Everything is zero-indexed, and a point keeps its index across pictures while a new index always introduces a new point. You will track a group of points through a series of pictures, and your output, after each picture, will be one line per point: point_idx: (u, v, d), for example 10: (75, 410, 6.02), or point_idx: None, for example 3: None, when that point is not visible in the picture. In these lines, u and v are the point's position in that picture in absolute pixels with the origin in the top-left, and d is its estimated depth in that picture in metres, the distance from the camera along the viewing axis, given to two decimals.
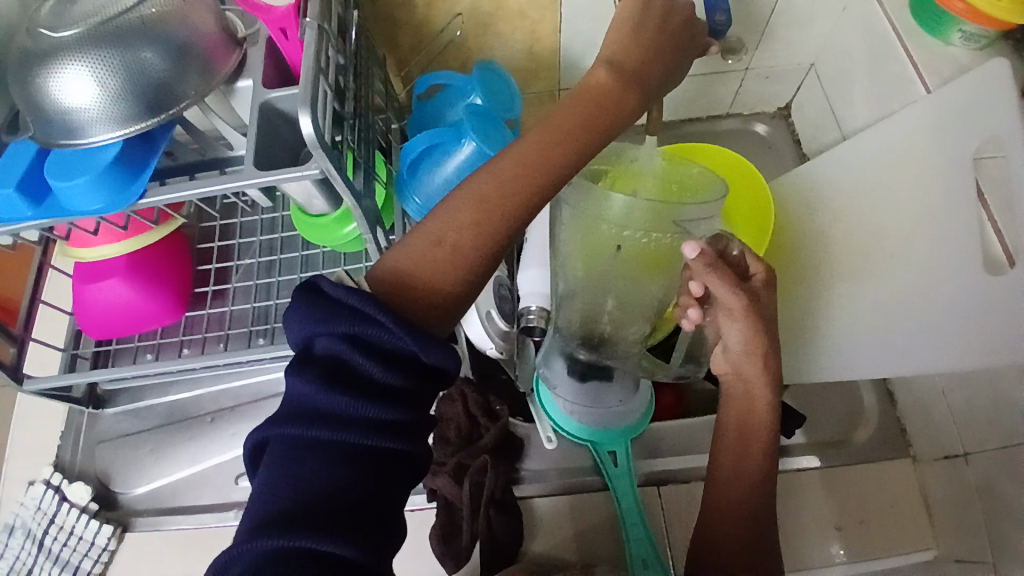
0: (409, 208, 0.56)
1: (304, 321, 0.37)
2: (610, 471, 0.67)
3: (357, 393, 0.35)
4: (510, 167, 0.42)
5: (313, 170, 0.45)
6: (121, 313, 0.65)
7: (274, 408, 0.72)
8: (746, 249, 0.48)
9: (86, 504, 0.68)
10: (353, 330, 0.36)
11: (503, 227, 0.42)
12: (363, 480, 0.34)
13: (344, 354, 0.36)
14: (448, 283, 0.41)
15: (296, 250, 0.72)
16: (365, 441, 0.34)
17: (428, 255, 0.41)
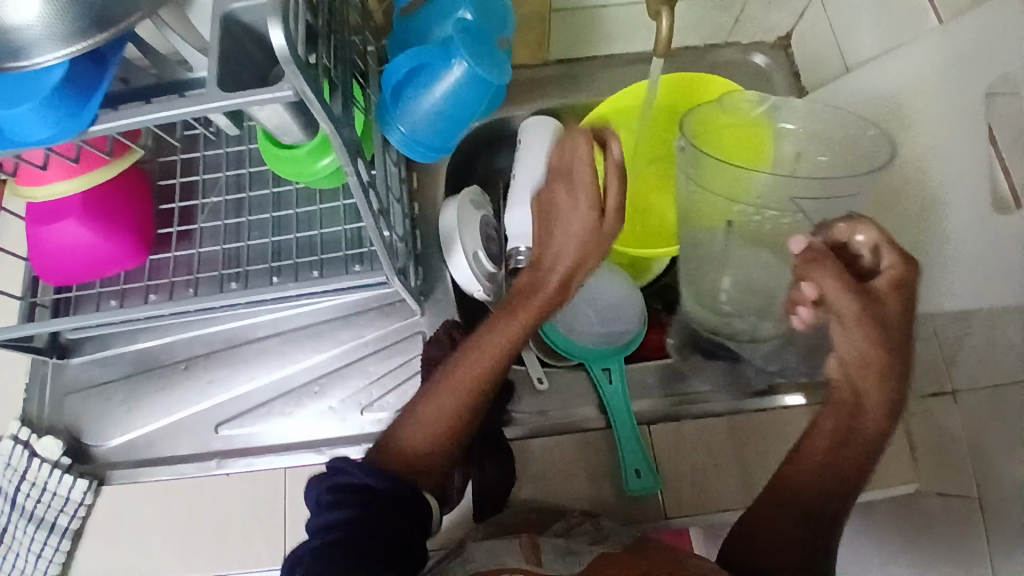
0: (393, 137, 0.52)
1: (319, 481, 0.50)
2: (605, 388, 0.67)
3: (354, 495, 0.48)
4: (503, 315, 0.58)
5: (286, 91, 0.41)
6: (81, 256, 0.62)
7: (250, 355, 0.69)
8: (879, 243, 0.50)
9: (58, 459, 0.65)
10: (346, 463, 0.50)
11: (549, 301, 0.58)
12: (370, 511, 0.48)
13: (352, 478, 0.49)
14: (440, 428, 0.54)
15: (266, 186, 0.67)
16: (370, 483, 0.49)
17: (485, 355, 0.56)
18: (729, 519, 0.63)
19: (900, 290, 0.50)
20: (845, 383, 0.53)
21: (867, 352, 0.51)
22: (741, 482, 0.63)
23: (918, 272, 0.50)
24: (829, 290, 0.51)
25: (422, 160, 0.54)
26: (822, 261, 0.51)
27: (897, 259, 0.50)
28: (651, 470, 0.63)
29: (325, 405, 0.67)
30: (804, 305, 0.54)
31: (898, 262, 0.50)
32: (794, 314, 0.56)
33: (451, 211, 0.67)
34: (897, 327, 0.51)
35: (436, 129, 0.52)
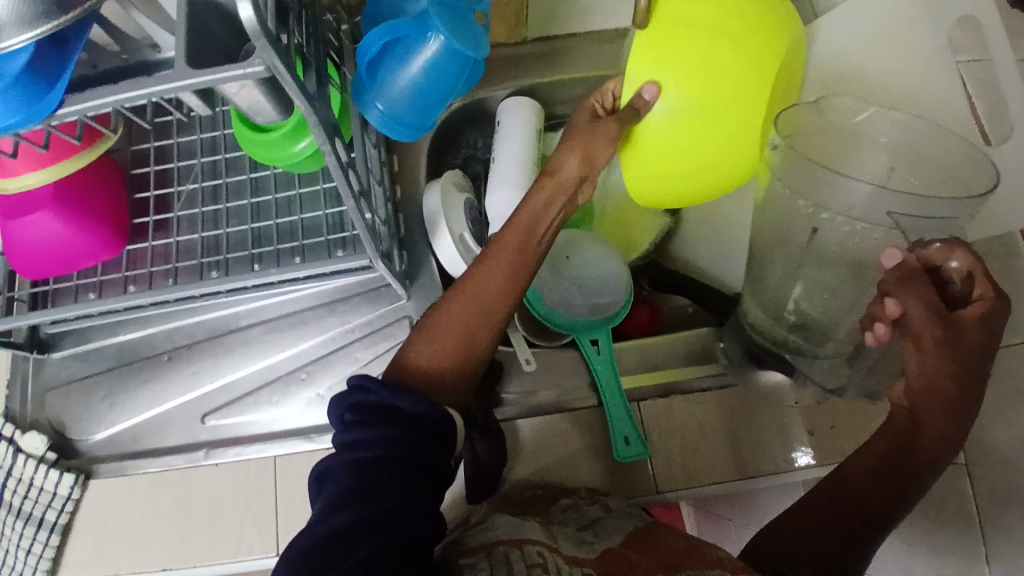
0: (371, 116, 0.51)
1: (344, 396, 0.45)
2: (593, 359, 0.66)
3: (376, 419, 0.43)
4: (511, 230, 0.50)
5: (258, 66, 0.40)
6: (53, 250, 0.60)
7: (234, 345, 0.68)
8: (972, 271, 0.45)
9: (44, 454, 0.64)
10: (373, 383, 0.44)
11: (524, 262, 0.50)
12: (397, 454, 0.42)
13: (379, 398, 0.43)
14: (459, 348, 0.48)
15: (243, 172, 0.66)
16: (394, 411, 0.43)
17: (458, 317, 0.48)
18: (719, 491, 0.64)
19: (988, 323, 0.44)
20: (909, 411, 0.48)
21: (947, 377, 0.45)
22: (731, 455, 0.64)
23: (1010, 307, 0.45)
24: (913, 312, 0.45)
25: (401, 138, 0.53)
26: (916, 279, 0.45)
27: (991, 289, 0.45)
28: (641, 438, 0.63)
29: (312, 393, 0.66)
30: (882, 323, 0.47)
31: (991, 296, 0.44)
32: (868, 329, 0.49)
33: (434, 194, 0.67)
34: (973, 359, 0.45)
35: (414, 106, 0.51)
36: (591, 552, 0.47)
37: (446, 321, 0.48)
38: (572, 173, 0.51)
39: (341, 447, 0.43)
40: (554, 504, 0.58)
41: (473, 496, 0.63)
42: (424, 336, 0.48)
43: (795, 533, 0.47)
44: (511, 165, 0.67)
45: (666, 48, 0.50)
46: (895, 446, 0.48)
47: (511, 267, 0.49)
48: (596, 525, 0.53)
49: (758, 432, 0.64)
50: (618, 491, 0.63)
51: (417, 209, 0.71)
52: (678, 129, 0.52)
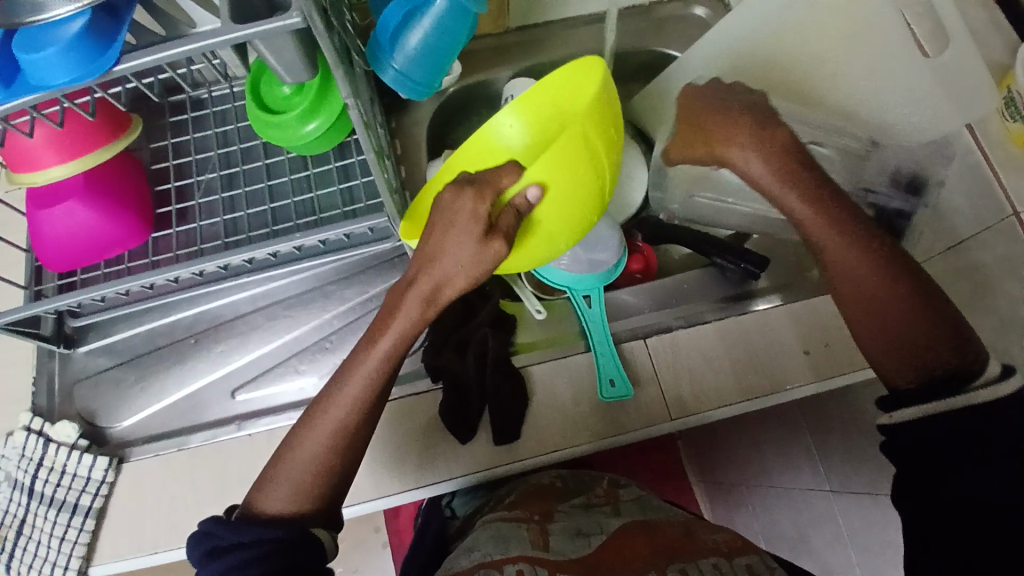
0: (387, 76, 0.57)
1: (201, 550, 0.47)
2: (584, 312, 0.70)
3: (249, 538, 0.47)
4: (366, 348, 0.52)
5: (294, 17, 0.45)
6: (85, 238, 0.64)
7: (256, 323, 0.71)
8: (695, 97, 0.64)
9: (75, 441, 0.65)
10: (222, 528, 0.48)
11: (382, 373, 0.51)
12: (285, 560, 0.47)
13: (230, 539, 0.47)
14: (309, 484, 0.51)
15: (258, 159, 0.70)
16: (258, 535, 0.48)
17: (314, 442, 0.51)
18: (730, 414, 0.67)
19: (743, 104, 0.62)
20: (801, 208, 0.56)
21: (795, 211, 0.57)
22: (738, 380, 0.67)
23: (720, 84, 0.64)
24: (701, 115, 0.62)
25: (414, 96, 0.59)
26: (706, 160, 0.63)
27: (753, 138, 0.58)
28: (625, 378, 0.67)
29: (338, 359, 0.69)
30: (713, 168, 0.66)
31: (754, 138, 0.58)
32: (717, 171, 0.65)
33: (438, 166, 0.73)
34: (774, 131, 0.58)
35: (424, 65, 0.57)
36: (590, 542, 0.58)
37: (297, 457, 0.51)
38: (426, 283, 0.48)
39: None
40: (566, 502, 0.69)
41: (500, 440, 0.65)
42: (278, 477, 0.51)
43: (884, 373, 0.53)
44: None
45: (561, 167, 0.48)
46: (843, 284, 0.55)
47: (373, 380, 0.51)
48: (597, 522, 0.63)
49: (760, 360, 0.68)
50: (636, 422, 0.66)
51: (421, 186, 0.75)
52: (545, 235, 0.53)
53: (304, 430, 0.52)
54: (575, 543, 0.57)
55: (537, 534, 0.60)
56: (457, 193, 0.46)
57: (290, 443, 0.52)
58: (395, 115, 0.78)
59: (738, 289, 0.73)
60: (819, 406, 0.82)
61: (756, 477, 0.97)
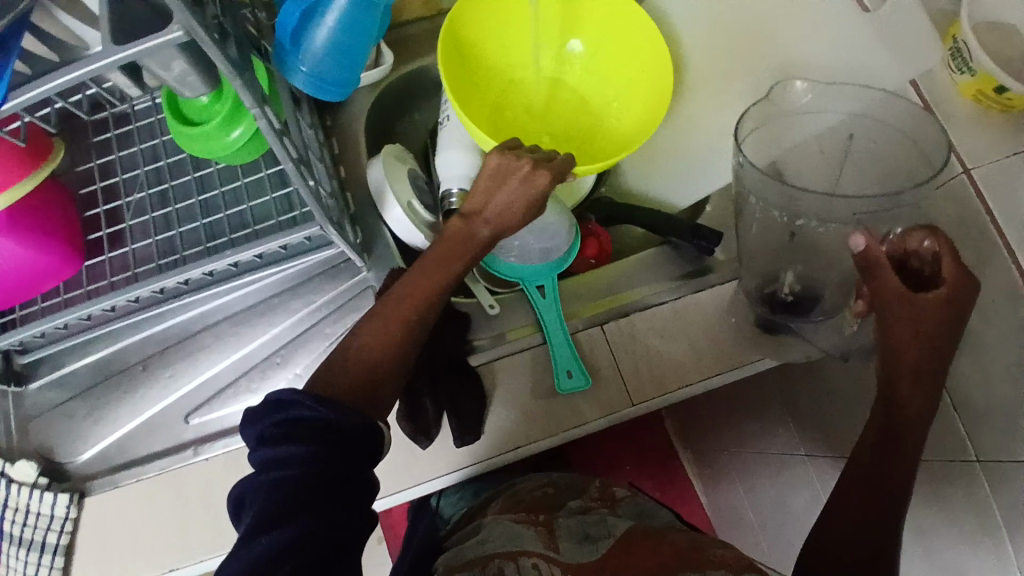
0: (297, 80, 0.53)
1: (272, 412, 0.45)
2: (538, 302, 0.68)
3: (322, 424, 0.45)
4: (441, 242, 0.57)
5: (176, 31, 0.42)
6: (15, 273, 0.61)
7: (206, 342, 0.69)
8: (934, 250, 0.52)
9: (36, 479, 0.64)
10: (307, 399, 0.45)
11: (455, 269, 0.56)
12: (331, 465, 0.43)
13: (308, 412, 0.45)
14: (376, 368, 0.51)
15: (188, 174, 0.68)
16: (329, 424, 0.45)
17: (390, 321, 0.53)
18: (690, 394, 0.66)
19: (950, 297, 0.50)
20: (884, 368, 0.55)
21: (911, 344, 0.52)
22: (699, 360, 0.66)
23: (940, 237, 0.51)
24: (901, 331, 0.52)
25: (331, 99, 0.55)
26: (879, 266, 0.53)
27: (955, 273, 0.50)
28: (583, 369, 0.66)
29: (291, 373, 0.67)
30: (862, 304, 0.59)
31: (956, 278, 0.50)
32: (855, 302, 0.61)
33: (377, 167, 0.70)
34: (931, 327, 0.51)
35: (337, 63, 0.53)
36: (599, 546, 0.59)
37: (365, 343, 0.52)
38: (486, 185, 0.59)
39: (258, 465, 0.44)
40: (565, 510, 0.69)
41: (460, 443, 0.64)
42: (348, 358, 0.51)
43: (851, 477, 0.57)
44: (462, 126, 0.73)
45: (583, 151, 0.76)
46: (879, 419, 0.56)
47: (450, 264, 0.56)
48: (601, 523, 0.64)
49: (721, 338, 0.67)
50: (598, 410, 0.65)
51: (361, 185, 0.73)
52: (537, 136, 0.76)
53: (380, 307, 0.54)
54: (582, 549, 0.58)
55: (547, 536, 0.61)
56: (516, 156, 0.59)
57: (362, 323, 0.54)
58: (330, 112, 0.74)
59: (694, 264, 0.71)
60: (789, 372, 0.82)
61: (735, 441, 0.98)
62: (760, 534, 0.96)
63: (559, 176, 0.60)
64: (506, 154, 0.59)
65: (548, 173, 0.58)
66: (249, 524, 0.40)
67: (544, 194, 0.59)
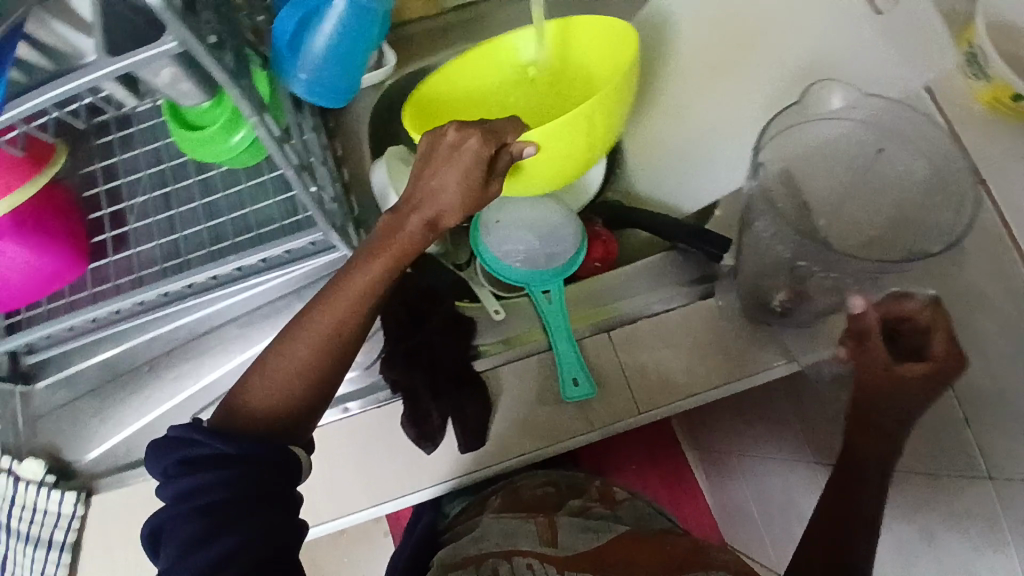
0: (296, 87, 0.53)
1: (168, 450, 0.47)
2: (544, 308, 0.68)
3: (222, 453, 0.46)
4: (377, 244, 0.51)
5: (171, 43, 0.41)
6: (20, 276, 0.62)
7: (211, 343, 0.70)
8: (931, 322, 0.51)
9: (43, 478, 0.65)
10: (197, 435, 0.47)
11: (386, 276, 0.51)
12: (243, 487, 0.46)
13: (204, 447, 0.46)
14: (288, 391, 0.50)
15: (191, 177, 0.67)
16: (231, 449, 0.46)
17: (312, 334, 0.50)
18: (698, 403, 0.65)
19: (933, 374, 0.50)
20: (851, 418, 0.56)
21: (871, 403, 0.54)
22: (705, 368, 0.65)
23: (947, 323, 0.51)
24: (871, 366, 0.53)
25: (327, 103, 0.56)
26: (870, 337, 0.54)
27: (946, 351, 0.50)
28: (589, 377, 0.65)
29: None
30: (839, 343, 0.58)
31: (947, 355, 0.50)
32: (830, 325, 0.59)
33: (381, 169, 0.70)
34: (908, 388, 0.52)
35: (335, 69, 0.53)
36: (599, 537, 0.60)
37: (281, 364, 0.50)
38: (419, 180, 0.52)
39: (172, 502, 0.46)
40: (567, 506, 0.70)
41: (462, 448, 0.64)
42: (264, 380, 0.50)
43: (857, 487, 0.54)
44: None
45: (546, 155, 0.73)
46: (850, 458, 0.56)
47: (384, 266, 0.51)
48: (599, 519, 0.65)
49: (727, 345, 0.66)
50: (602, 417, 0.65)
51: (366, 187, 0.73)
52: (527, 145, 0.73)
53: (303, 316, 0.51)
54: (580, 538, 0.60)
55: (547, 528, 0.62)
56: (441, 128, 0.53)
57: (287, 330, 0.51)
58: (335, 112, 0.74)
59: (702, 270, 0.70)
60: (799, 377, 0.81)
61: (745, 442, 0.97)
62: (764, 536, 0.96)
63: (492, 143, 0.53)
64: (435, 134, 0.53)
65: (478, 135, 0.52)
66: (174, 555, 0.43)
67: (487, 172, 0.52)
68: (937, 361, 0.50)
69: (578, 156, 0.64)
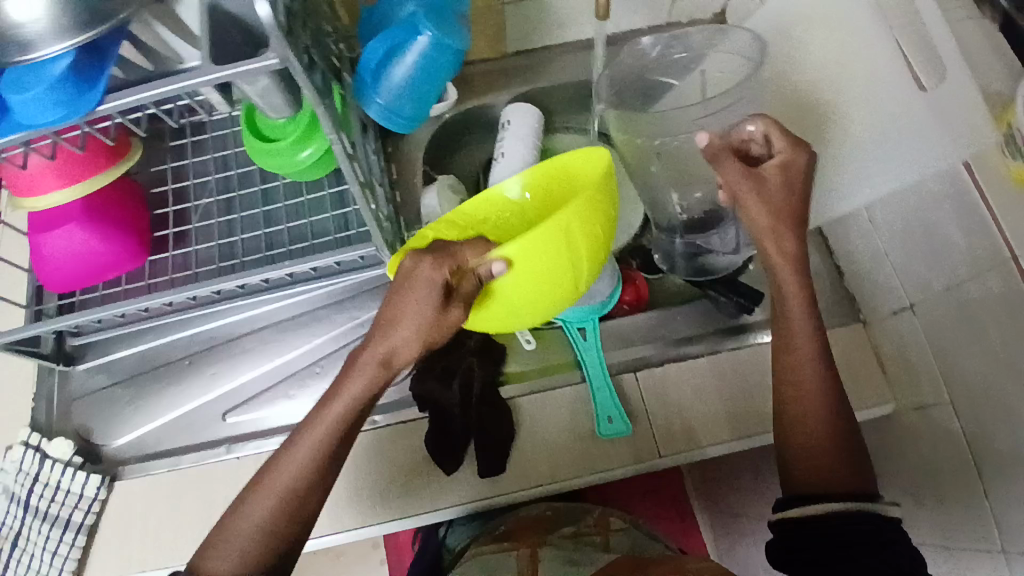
0: (372, 109, 0.57)
1: None
2: (580, 344, 0.70)
3: None
4: (326, 407, 0.52)
5: (273, 59, 0.45)
6: (82, 260, 0.65)
7: (249, 345, 0.72)
8: (770, 132, 0.56)
9: (70, 458, 0.67)
10: None
11: (338, 431, 0.51)
12: None
13: None
14: (253, 549, 0.50)
15: (255, 184, 0.71)
16: None
17: (269, 505, 0.51)
18: (722, 452, 0.66)
19: (784, 172, 0.55)
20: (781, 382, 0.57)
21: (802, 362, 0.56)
22: (730, 416, 0.66)
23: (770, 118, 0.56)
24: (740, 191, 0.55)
25: (397, 129, 0.59)
26: (720, 157, 0.56)
27: (786, 144, 0.55)
28: (623, 414, 0.66)
29: (327, 384, 0.69)
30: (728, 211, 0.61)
31: (787, 148, 0.55)
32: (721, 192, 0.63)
33: (432, 195, 0.73)
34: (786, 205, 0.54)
35: (410, 98, 0.57)
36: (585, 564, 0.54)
37: (245, 518, 0.51)
38: (377, 339, 0.50)
39: None
40: (557, 533, 0.70)
41: (484, 472, 0.65)
42: (229, 537, 0.50)
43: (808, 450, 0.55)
44: (514, 166, 0.75)
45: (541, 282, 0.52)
46: (792, 413, 0.56)
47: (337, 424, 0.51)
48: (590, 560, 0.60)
49: (755, 396, 0.67)
50: (625, 457, 0.66)
51: (415, 211, 0.76)
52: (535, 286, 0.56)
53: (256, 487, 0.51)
54: None
55: None
56: (417, 256, 0.48)
57: (243, 496, 0.52)
58: (392, 138, 0.78)
59: (732, 321, 0.72)
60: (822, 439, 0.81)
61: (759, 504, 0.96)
62: None
63: (454, 299, 0.49)
64: (413, 263, 0.48)
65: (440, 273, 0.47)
66: None
67: (449, 302, 0.49)
68: (794, 168, 0.55)
69: (555, 279, 0.52)
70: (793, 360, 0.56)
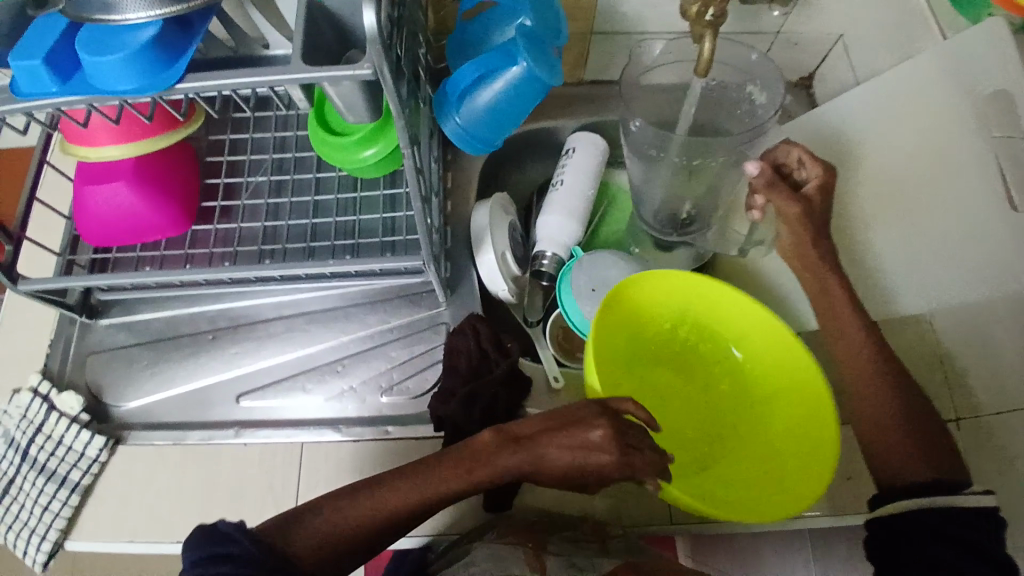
0: (449, 127, 0.58)
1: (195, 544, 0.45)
2: None
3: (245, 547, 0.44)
4: (459, 454, 0.54)
5: (364, 70, 0.44)
6: (124, 218, 0.63)
7: (275, 330, 0.71)
8: (806, 158, 0.64)
9: (77, 414, 0.66)
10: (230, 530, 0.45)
11: (465, 484, 0.53)
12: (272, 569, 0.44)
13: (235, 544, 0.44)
14: (339, 541, 0.50)
15: (310, 172, 0.70)
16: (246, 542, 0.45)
17: (369, 513, 0.51)
18: (731, 529, 0.64)
19: (824, 193, 0.63)
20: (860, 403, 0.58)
21: (871, 382, 0.57)
22: None
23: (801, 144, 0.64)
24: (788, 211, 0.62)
25: (472, 151, 0.60)
26: (774, 182, 0.63)
27: (819, 171, 0.63)
28: None
29: (345, 385, 0.68)
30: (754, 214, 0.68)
31: (823, 175, 0.63)
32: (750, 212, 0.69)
33: (483, 212, 0.71)
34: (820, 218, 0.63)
35: (488, 124, 0.57)
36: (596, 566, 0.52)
37: (338, 515, 0.51)
38: (530, 449, 0.53)
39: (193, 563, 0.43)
40: (555, 533, 0.60)
41: (489, 505, 0.64)
42: (318, 528, 0.50)
43: (880, 451, 0.55)
44: (571, 195, 0.73)
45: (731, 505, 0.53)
46: (870, 429, 0.57)
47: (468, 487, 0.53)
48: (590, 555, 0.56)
49: None
50: (631, 516, 0.64)
51: (463, 224, 0.74)
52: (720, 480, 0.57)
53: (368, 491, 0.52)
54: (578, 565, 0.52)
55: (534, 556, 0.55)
56: (604, 416, 0.52)
57: (345, 492, 0.52)
58: (453, 146, 0.76)
59: None
60: None
61: None
62: None
63: (624, 466, 0.52)
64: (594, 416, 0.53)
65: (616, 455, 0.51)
66: None
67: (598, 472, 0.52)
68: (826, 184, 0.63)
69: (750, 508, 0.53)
70: (852, 369, 0.58)
